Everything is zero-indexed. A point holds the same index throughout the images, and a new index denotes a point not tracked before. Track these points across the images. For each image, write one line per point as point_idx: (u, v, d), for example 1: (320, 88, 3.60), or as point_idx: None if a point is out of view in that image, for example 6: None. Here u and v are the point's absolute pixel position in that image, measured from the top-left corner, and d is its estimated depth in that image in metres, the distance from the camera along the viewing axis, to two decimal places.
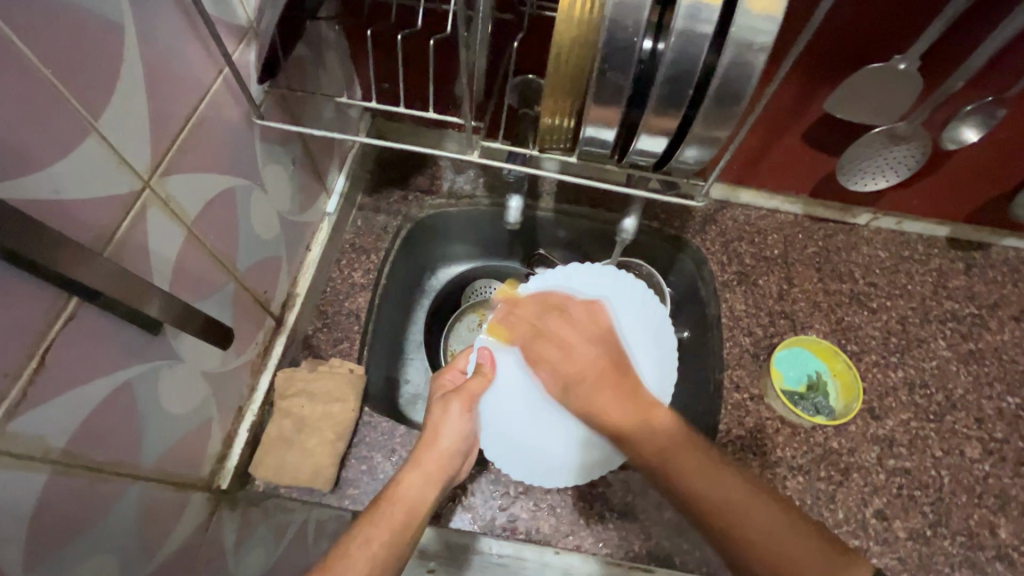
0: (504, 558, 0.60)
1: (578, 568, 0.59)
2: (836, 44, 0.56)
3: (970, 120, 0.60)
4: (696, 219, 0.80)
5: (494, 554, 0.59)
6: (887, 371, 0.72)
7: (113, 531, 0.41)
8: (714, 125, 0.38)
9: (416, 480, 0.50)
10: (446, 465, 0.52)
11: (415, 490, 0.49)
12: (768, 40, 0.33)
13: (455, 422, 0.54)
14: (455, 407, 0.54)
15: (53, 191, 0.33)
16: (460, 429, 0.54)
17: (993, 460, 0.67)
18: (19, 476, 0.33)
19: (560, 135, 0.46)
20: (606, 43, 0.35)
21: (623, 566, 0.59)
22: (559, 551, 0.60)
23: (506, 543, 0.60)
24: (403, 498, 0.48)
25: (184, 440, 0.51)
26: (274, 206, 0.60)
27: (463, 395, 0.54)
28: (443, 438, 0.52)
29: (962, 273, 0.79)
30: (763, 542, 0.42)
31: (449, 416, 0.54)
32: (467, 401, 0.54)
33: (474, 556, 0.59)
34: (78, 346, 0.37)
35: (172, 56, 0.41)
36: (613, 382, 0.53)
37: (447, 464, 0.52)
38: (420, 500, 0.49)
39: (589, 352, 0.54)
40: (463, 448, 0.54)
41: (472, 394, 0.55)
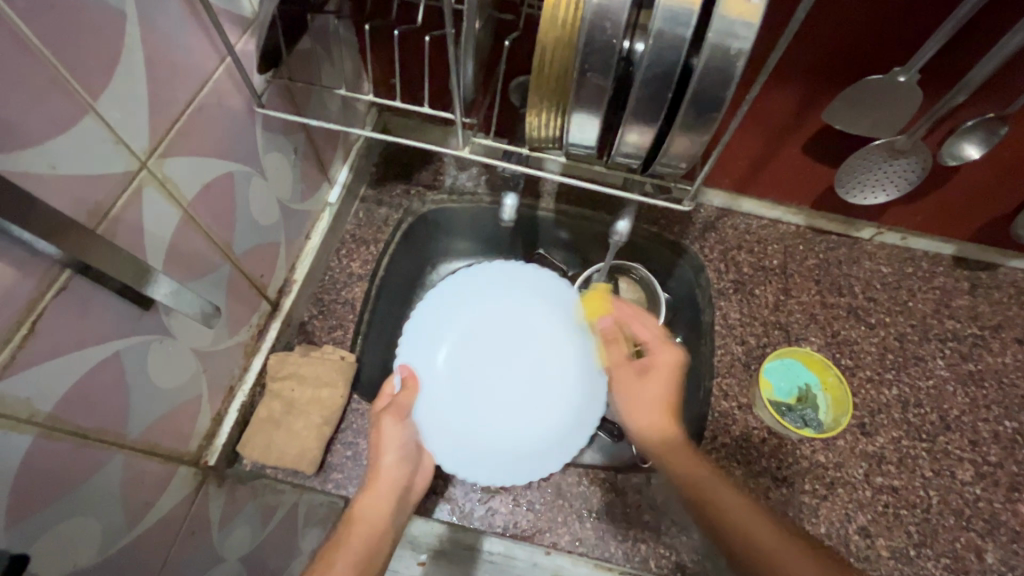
0: (494, 556, 0.60)
1: (567, 570, 0.60)
2: (834, 56, 0.56)
3: (971, 137, 0.59)
4: (695, 226, 0.80)
5: (487, 551, 0.60)
6: (881, 388, 0.71)
7: (97, 496, 0.43)
8: (694, 129, 0.39)
9: (375, 496, 0.55)
10: (397, 478, 0.57)
11: (374, 509, 0.54)
12: (745, 46, 0.33)
13: (392, 436, 0.59)
14: (389, 424, 0.59)
15: (49, 165, 0.35)
16: (399, 444, 0.58)
17: (985, 484, 0.66)
18: (4, 435, 0.35)
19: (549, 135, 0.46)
20: (586, 44, 0.35)
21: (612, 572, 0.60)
22: (548, 552, 0.60)
23: (498, 542, 0.61)
24: (364, 517, 0.53)
25: (173, 414, 0.52)
26: (274, 193, 0.62)
27: (392, 411, 0.60)
28: (386, 455, 0.57)
29: (966, 292, 0.77)
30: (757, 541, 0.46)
31: (389, 434, 0.58)
32: (398, 415, 0.60)
33: (469, 553, 0.60)
34: (68, 315, 0.38)
35: (173, 44, 0.42)
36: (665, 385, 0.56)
37: (396, 476, 0.57)
38: (380, 516, 0.53)
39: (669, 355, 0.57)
40: (407, 460, 0.59)
41: (402, 407, 0.60)
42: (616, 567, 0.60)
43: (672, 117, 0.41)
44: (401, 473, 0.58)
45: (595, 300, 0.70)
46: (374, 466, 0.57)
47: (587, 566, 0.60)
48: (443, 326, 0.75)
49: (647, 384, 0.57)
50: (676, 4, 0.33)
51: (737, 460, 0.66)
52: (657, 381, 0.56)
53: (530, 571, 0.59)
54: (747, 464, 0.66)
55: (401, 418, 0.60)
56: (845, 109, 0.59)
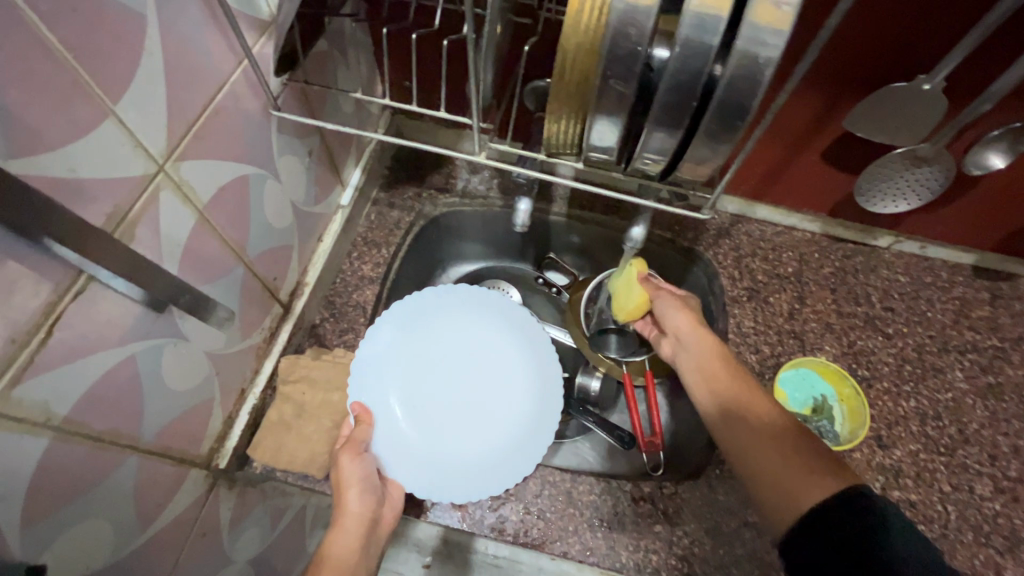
0: (499, 560, 0.60)
1: None
2: (857, 63, 0.55)
3: (995, 146, 0.58)
4: (709, 232, 0.79)
5: (489, 554, 0.60)
6: (899, 400, 0.70)
7: (110, 498, 0.43)
8: (718, 137, 0.38)
9: (342, 535, 0.49)
10: (365, 512, 0.51)
11: (341, 550, 0.48)
12: (774, 53, 0.33)
13: (354, 473, 0.53)
14: (346, 461, 0.54)
15: (70, 169, 0.34)
16: (366, 477, 0.54)
17: (1004, 499, 0.64)
18: (20, 439, 0.35)
19: (568, 141, 0.46)
20: (610, 50, 0.35)
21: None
22: (553, 557, 0.60)
23: (503, 546, 0.60)
24: (332, 558, 0.47)
25: (185, 416, 0.52)
26: (288, 196, 0.62)
27: (349, 448, 0.55)
28: (349, 491, 0.52)
29: (986, 303, 0.76)
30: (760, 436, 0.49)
31: (347, 472, 0.53)
32: (354, 451, 0.55)
33: (471, 555, 0.60)
34: (85, 319, 0.38)
35: (192, 48, 0.42)
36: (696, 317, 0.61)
37: (366, 510, 0.52)
38: (347, 557, 0.48)
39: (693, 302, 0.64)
40: (374, 492, 0.54)
41: (359, 442, 0.55)
42: None
43: (694, 125, 0.40)
44: (368, 507, 0.52)
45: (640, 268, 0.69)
46: (337, 506, 0.51)
47: (593, 571, 0.59)
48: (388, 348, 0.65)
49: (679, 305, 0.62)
50: (704, 10, 0.33)
51: None
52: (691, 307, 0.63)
53: None
54: None
55: (360, 454, 0.55)
56: (867, 117, 0.58)
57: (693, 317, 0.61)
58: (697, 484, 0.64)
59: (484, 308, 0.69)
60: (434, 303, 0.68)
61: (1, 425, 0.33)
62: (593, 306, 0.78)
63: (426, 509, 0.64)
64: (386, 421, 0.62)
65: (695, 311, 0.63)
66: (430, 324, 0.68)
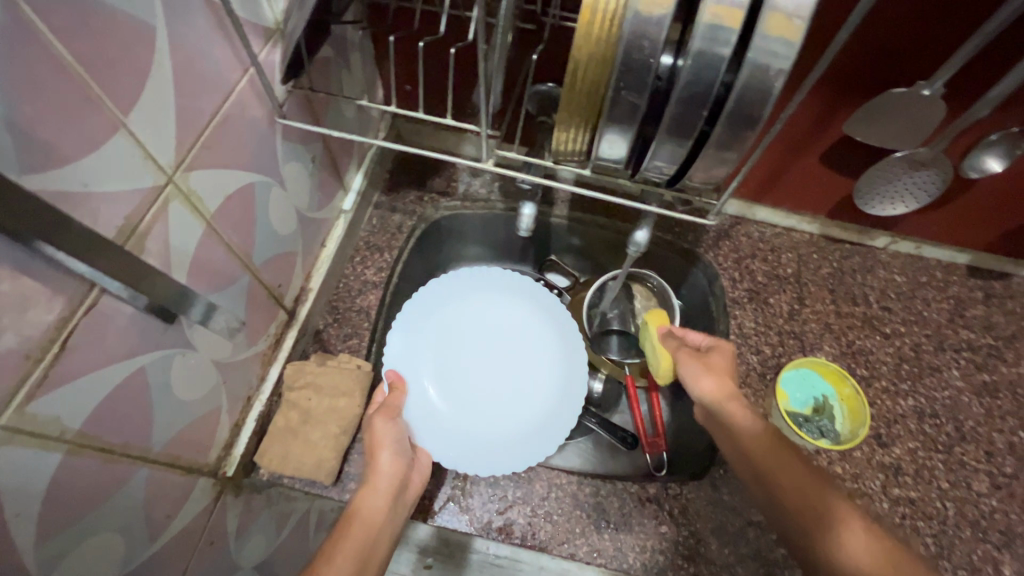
0: (500, 559, 0.60)
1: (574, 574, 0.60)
2: (859, 69, 0.55)
3: (993, 150, 0.59)
4: (709, 234, 0.80)
5: (490, 553, 0.61)
6: (897, 399, 0.71)
7: (121, 510, 0.43)
8: (728, 145, 0.39)
9: (375, 491, 0.51)
10: (396, 474, 0.53)
11: (374, 507, 0.49)
12: (785, 64, 0.34)
13: (388, 434, 0.55)
14: (380, 423, 0.55)
15: (82, 183, 0.34)
16: (397, 441, 0.55)
17: (1000, 495, 0.66)
18: (34, 455, 0.34)
19: (576, 148, 0.46)
20: (623, 62, 0.35)
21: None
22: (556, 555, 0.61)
23: (503, 545, 0.61)
24: (366, 512, 0.49)
25: (194, 426, 0.52)
26: (292, 202, 0.62)
27: (383, 411, 0.56)
28: (382, 451, 0.53)
29: (981, 302, 0.77)
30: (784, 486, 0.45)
31: (381, 434, 0.54)
32: (389, 415, 0.56)
33: (471, 555, 0.61)
34: (96, 333, 0.38)
35: (201, 57, 0.42)
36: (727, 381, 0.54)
37: (396, 471, 0.53)
38: (379, 512, 0.49)
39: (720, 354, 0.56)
40: (404, 455, 0.55)
41: (393, 406, 0.57)
42: None
43: (703, 133, 0.41)
44: (398, 470, 0.53)
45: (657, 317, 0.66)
46: (371, 466, 0.53)
47: (593, 569, 0.60)
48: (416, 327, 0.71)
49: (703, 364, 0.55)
50: (717, 22, 0.33)
51: None
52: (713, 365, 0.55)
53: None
54: None
55: (394, 418, 0.56)
56: (866, 122, 0.59)
57: (722, 385, 0.53)
58: (701, 484, 0.65)
59: (517, 296, 0.74)
60: (468, 291, 0.74)
61: (16, 441, 0.33)
62: (595, 309, 0.78)
63: (433, 513, 0.64)
64: (419, 398, 0.67)
65: (722, 371, 0.54)
66: (465, 309, 0.73)
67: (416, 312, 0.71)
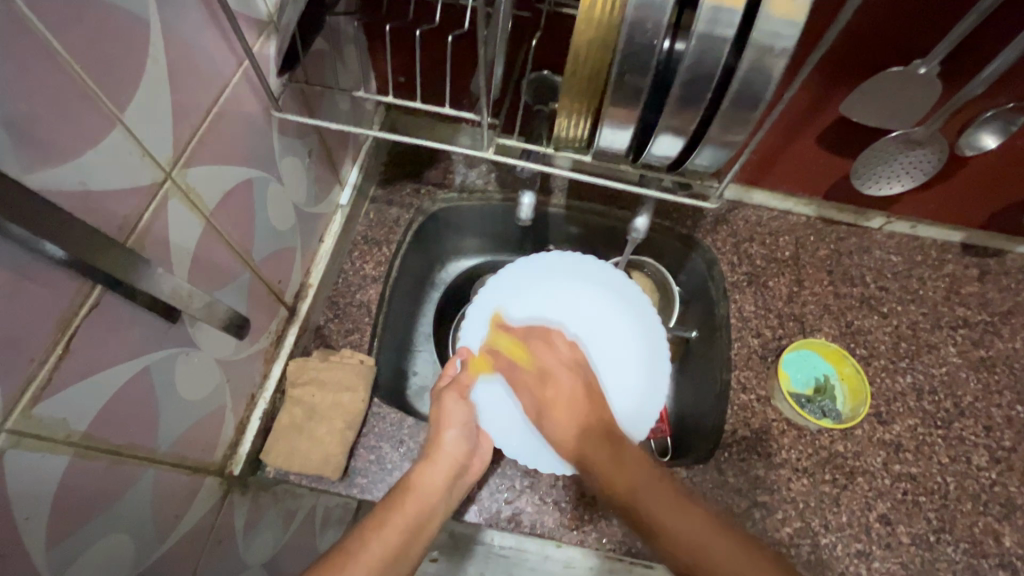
0: (506, 550, 0.61)
1: (578, 562, 0.61)
2: (859, 49, 0.55)
3: (989, 126, 0.60)
4: (707, 219, 0.80)
5: (496, 545, 0.61)
6: (896, 377, 0.72)
7: (131, 511, 0.43)
8: (730, 127, 0.39)
9: (434, 468, 0.55)
10: (457, 453, 0.58)
11: (433, 479, 0.54)
12: (789, 44, 0.34)
13: (456, 413, 0.61)
14: (450, 400, 0.61)
15: (81, 181, 0.34)
16: (463, 419, 0.60)
17: (1000, 468, 0.67)
18: (43, 458, 0.34)
19: (578, 134, 0.46)
20: (626, 45, 0.35)
21: (623, 562, 0.61)
22: (560, 544, 0.62)
23: (509, 536, 0.62)
24: (422, 485, 0.52)
25: (199, 426, 0.52)
26: (290, 197, 0.61)
27: (454, 389, 0.62)
28: (448, 429, 0.59)
29: (976, 279, 0.78)
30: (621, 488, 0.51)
31: (450, 410, 0.61)
32: (458, 393, 0.62)
33: (477, 546, 0.61)
34: (99, 333, 0.37)
35: (194, 50, 0.41)
36: (584, 412, 0.58)
37: (456, 453, 0.58)
38: (434, 487, 0.53)
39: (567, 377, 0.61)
40: (467, 438, 0.60)
41: (464, 385, 0.63)
42: (636, 561, 0.61)
43: (707, 115, 0.41)
44: (460, 448, 0.58)
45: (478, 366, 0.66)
46: (436, 439, 0.58)
47: (598, 558, 0.61)
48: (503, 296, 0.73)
49: (548, 401, 0.59)
50: (720, 4, 0.33)
51: (758, 452, 0.67)
52: (559, 388, 0.60)
53: (542, 565, 0.61)
54: (768, 456, 0.67)
55: (462, 398, 0.62)
56: (862, 102, 0.59)
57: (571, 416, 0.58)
58: (708, 467, 0.65)
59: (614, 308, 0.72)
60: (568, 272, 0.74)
61: (24, 444, 0.33)
62: None
63: (461, 511, 0.64)
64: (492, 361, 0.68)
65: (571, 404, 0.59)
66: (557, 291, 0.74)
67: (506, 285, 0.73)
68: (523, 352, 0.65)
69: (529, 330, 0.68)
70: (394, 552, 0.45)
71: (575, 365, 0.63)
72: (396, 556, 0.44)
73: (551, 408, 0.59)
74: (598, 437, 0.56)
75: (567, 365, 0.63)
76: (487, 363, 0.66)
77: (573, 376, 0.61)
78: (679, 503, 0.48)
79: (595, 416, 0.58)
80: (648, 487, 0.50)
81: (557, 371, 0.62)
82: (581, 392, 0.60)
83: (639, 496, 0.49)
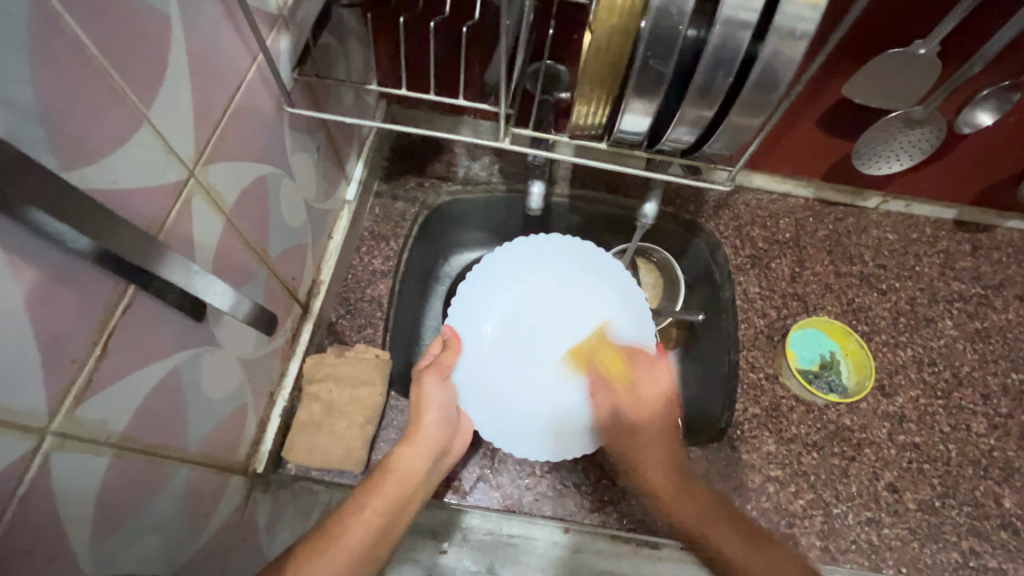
0: (514, 538, 0.61)
1: (586, 546, 0.61)
2: (859, 34, 0.56)
3: (985, 104, 0.62)
4: (709, 204, 0.81)
5: (505, 533, 0.61)
6: (897, 350, 0.74)
7: (165, 512, 0.43)
8: (748, 112, 0.40)
9: (414, 454, 0.54)
10: (436, 437, 0.57)
11: (409, 465, 0.54)
12: (809, 27, 0.35)
13: (437, 396, 0.59)
14: (432, 382, 0.59)
15: (112, 181, 0.34)
16: (443, 401, 0.59)
17: (998, 434, 0.70)
18: (85, 459, 0.34)
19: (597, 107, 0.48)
20: (651, 31, 0.36)
21: (630, 545, 0.61)
22: (567, 531, 0.62)
23: (517, 523, 0.62)
24: (402, 471, 0.53)
25: (224, 424, 0.52)
26: (300, 193, 0.61)
27: (435, 370, 0.60)
28: (427, 413, 0.58)
29: (968, 254, 0.80)
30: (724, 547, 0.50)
31: (430, 392, 0.59)
32: (439, 375, 0.60)
33: (484, 534, 0.61)
34: (133, 334, 0.37)
35: (212, 46, 0.41)
36: (669, 446, 0.58)
37: (437, 435, 0.57)
38: (414, 474, 0.53)
39: (653, 419, 0.59)
40: (447, 421, 0.59)
41: (444, 366, 0.61)
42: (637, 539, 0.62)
43: (728, 99, 0.42)
44: (438, 433, 0.57)
45: (571, 359, 0.70)
46: (415, 421, 0.57)
47: (607, 541, 0.61)
48: (498, 279, 0.73)
49: (638, 435, 0.59)
50: None
51: (769, 429, 0.69)
52: (648, 434, 0.59)
53: (550, 551, 0.61)
54: (779, 432, 0.69)
55: (443, 379, 0.60)
56: (863, 84, 0.60)
57: (671, 460, 0.57)
58: (721, 445, 0.67)
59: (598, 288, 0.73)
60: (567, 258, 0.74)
61: (69, 446, 0.33)
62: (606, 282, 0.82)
63: (464, 493, 0.65)
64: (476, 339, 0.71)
65: (660, 418, 0.59)
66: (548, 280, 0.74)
67: (502, 265, 0.73)
68: (622, 370, 0.65)
69: (633, 349, 0.66)
70: (370, 540, 0.46)
71: (669, 402, 0.60)
72: (372, 543, 0.46)
73: (649, 449, 0.58)
74: (682, 484, 0.55)
75: (660, 391, 0.61)
76: (584, 363, 0.68)
77: (667, 412, 0.60)
78: (746, 530, 0.51)
79: (677, 454, 0.58)
80: (721, 528, 0.52)
81: (643, 402, 0.60)
82: (660, 413, 0.60)
83: (731, 542, 0.50)
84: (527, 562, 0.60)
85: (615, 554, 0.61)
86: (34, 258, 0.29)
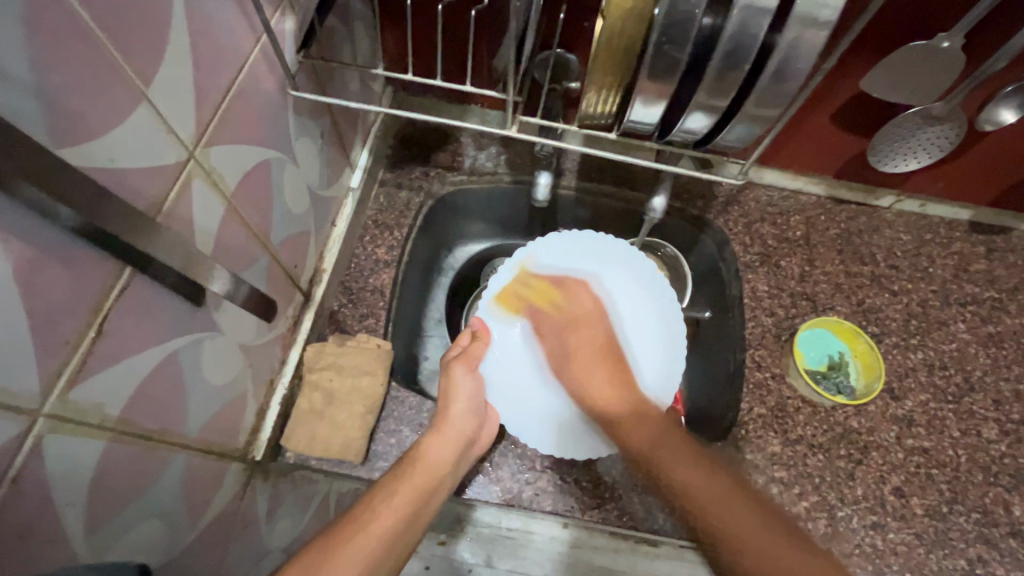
0: (511, 531, 0.61)
1: (584, 542, 0.60)
2: (879, 26, 0.55)
3: (1008, 101, 0.60)
4: (719, 199, 0.80)
5: (502, 526, 0.61)
6: (907, 353, 0.73)
7: (163, 497, 0.42)
8: (765, 101, 0.39)
9: (441, 443, 0.54)
10: (463, 431, 0.57)
11: (440, 454, 0.53)
12: (832, 13, 0.33)
13: (466, 386, 0.60)
14: (461, 372, 0.60)
15: (109, 159, 0.33)
16: (472, 393, 0.60)
17: (1009, 441, 0.68)
18: (81, 442, 0.34)
19: (609, 94, 0.46)
20: (666, 15, 0.35)
21: (629, 541, 0.61)
22: (565, 524, 0.61)
23: (515, 517, 0.61)
24: (430, 459, 0.52)
25: (223, 412, 0.51)
26: (304, 179, 0.60)
27: (463, 360, 0.61)
28: (456, 403, 0.58)
29: (983, 256, 0.78)
30: (696, 495, 0.46)
31: (461, 381, 0.60)
32: (468, 364, 0.61)
33: (481, 527, 0.61)
34: (130, 317, 0.36)
35: (216, 25, 0.40)
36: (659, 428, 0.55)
37: (465, 427, 0.57)
38: (440, 462, 0.53)
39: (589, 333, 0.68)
40: (474, 413, 0.59)
41: (473, 356, 0.62)
42: (632, 535, 0.61)
43: (745, 89, 0.41)
44: (466, 425, 0.57)
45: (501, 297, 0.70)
46: (443, 412, 0.57)
47: (604, 537, 0.61)
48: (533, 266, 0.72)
49: (571, 346, 0.68)
50: None
51: (774, 429, 0.68)
52: (586, 339, 0.68)
53: (548, 546, 0.60)
54: (784, 433, 0.68)
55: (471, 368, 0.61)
56: (880, 78, 0.58)
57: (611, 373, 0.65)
58: (725, 445, 0.66)
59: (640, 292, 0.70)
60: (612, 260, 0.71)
61: (62, 429, 0.32)
62: None
63: (463, 488, 0.64)
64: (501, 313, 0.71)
65: (586, 338, 0.68)
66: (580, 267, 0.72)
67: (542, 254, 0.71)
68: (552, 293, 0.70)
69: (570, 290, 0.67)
70: (403, 523, 0.45)
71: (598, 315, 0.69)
72: (403, 527, 0.45)
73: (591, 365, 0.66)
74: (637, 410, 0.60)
75: (586, 314, 0.69)
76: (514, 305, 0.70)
77: (589, 329, 0.68)
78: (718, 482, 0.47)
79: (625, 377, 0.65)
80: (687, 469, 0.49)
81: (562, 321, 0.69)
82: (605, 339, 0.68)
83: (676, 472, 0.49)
84: (524, 556, 0.60)
85: (613, 549, 0.60)
86: (27, 235, 0.28)
